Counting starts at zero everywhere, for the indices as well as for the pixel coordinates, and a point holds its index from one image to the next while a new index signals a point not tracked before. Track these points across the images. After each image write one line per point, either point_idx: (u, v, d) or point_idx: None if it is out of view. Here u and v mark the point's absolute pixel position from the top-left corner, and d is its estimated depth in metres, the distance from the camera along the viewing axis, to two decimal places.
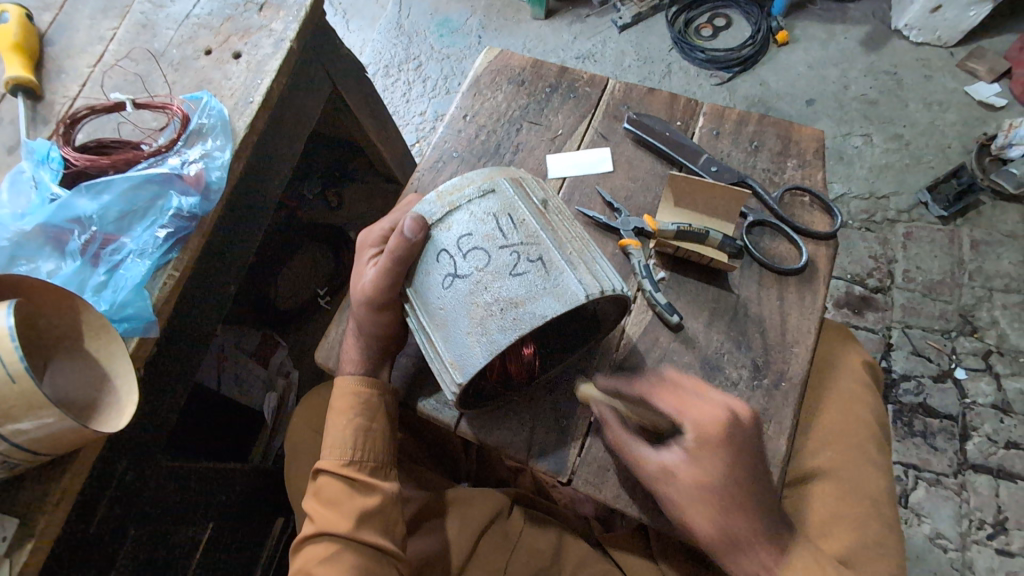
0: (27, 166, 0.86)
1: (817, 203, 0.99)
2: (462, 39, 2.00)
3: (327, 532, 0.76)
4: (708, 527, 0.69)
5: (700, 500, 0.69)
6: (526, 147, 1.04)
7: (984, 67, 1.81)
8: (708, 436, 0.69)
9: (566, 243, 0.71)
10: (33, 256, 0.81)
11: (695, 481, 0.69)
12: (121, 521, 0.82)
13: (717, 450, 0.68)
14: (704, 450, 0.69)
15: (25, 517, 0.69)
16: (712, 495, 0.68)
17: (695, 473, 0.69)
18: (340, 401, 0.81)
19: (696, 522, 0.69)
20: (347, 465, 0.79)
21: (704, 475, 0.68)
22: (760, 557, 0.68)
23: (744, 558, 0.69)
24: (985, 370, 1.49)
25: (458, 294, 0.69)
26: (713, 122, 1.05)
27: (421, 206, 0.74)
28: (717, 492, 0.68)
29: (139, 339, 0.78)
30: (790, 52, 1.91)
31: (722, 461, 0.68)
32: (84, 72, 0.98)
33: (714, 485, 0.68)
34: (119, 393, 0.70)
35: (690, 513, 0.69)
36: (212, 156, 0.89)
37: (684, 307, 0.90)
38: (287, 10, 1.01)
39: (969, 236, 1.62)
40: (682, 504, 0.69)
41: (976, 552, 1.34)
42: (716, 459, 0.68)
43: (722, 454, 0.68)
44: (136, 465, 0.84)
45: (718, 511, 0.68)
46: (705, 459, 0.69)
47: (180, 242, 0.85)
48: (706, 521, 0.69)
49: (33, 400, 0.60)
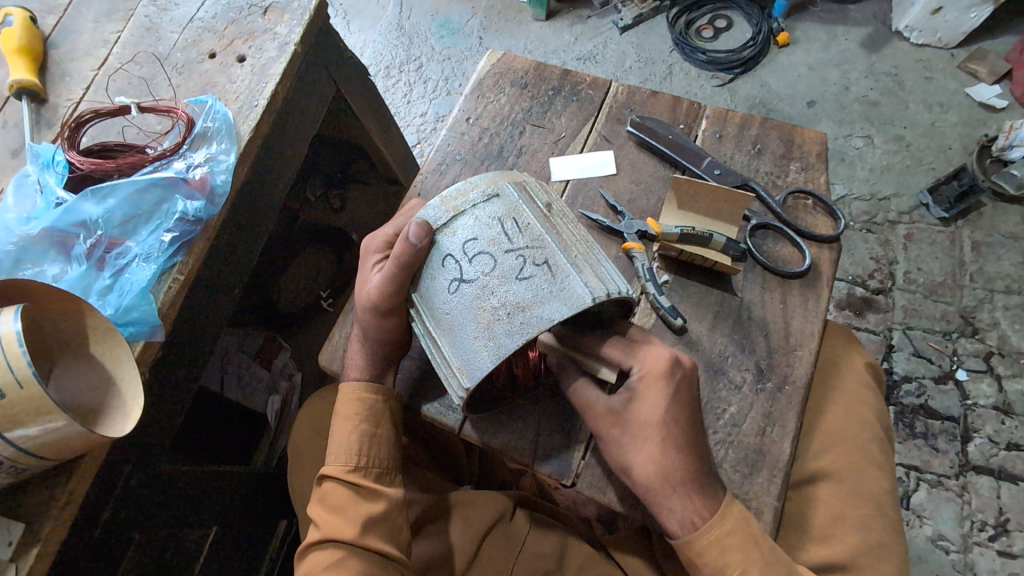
0: (33, 171, 0.87)
1: (820, 205, 0.99)
2: (463, 40, 2.00)
3: (332, 539, 0.77)
4: (643, 462, 0.71)
5: (638, 436, 0.72)
6: (530, 150, 1.04)
7: (984, 68, 1.81)
8: (652, 375, 0.71)
9: (571, 247, 0.71)
10: (38, 260, 0.81)
11: (638, 419, 0.72)
12: (126, 526, 0.82)
13: (658, 388, 0.71)
14: (647, 389, 0.71)
15: (31, 523, 0.69)
16: (651, 432, 0.71)
17: (639, 413, 0.72)
18: (344, 407, 0.81)
19: (632, 457, 0.72)
20: (353, 471, 0.80)
21: (647, 414, 0.72)
22: (690, 498, 0.69)
23: (677, 501, 0.70)
24: (986, 371, 1.49)
25: (464, 299, 0.69)
26: (716, 125, 1.05)
27: (426, 211, 0.74)
28: (654, 429, 0.71)
29: (144, 343, 0.79)
30: (791, 54, 1.92)
31: (664, 400, 0.71)
32: (88, 75, 0.98)
33: (653, 422, 0.71)
34: (125, 397, 0.70)
35: (628, 450, 0.72)
36: (217, 159, 0.89)
37: (688, 310, 0.90)
38: (291, 13, 1.01)
39: (969, 237, 1.63)
40: (623, 441, 0.73)
41: (978, 554, 1.34)
42: (657, 397, 0.71)
43: (663, 392, 0.71)
44: (142, 470, 0.84)
45: (654, 446, 0.71)
46: (648, 398, 0.71)
47: (185, 245, 0.85)
48: (642, 458, 0.71)
49: (41, 404, 0.60)
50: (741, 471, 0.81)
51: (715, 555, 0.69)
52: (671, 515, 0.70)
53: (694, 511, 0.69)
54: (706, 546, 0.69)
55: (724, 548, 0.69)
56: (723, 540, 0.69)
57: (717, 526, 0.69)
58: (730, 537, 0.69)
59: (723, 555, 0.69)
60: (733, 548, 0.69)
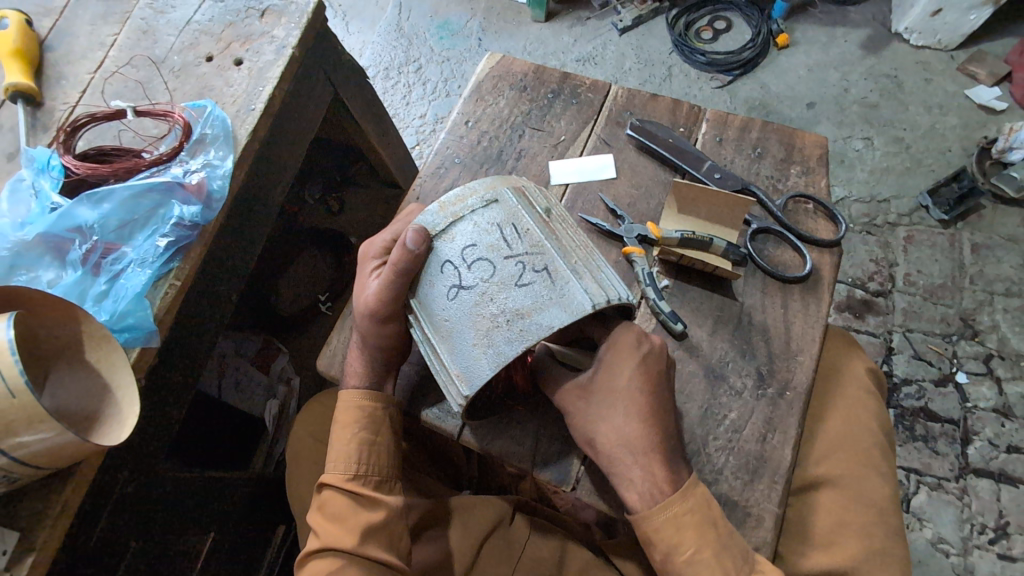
0: (27, 175, 0.86)
1: (820, 210, 0.98)
2: (462, 42, 1.99)
3: (331, 548, 0.76)
4: (606, 430, 0.71)
5: (604, 406, 0.72)
6: (529, 153, 1.04)
7: (984, 70, 1.81)
8: (620, 346, 0.73)
9: (571, 252, 0.70)
10: (32, 265, 0.81)
11: (606, 390, 0.72)
12: (122, 533, 0.82)
13: (626, 357, 0.72)
14: (615, 358, 0.73)
15: (26, 531, 0.69)
16: (616, 400, 0.72)
17: (607, 384, 0.73)
18: (343, 415, 0.81)
19: (596, 426, 0.72)
20: (352, 480, 0.79)
21: (615, 383, 0.72)
22: (651, 469, 0.69)
23: (637, 471, 0.70)
24: (986, 374, 1.49)
25: (462, 306, 0.69)
26: (715, 128, 1.05)
27: (424, 217, 0.74)
28: (621, 397, 0.72)
29: (140, 349, 0.78)
30: (791, 55, 1.91)
31: (630, 367, 0.72)
32: (84, 78, 0.98)
33: (619, 391, 0.72)
34: (121, 405, 0.69)
35: (593, 419, 0.72)
36: (214, 165, 0.88)
37: (689, 315, 0.90)
38: (289, 17, 1.01)
39: (969, 239, 1.62)
40: (589, 412, 0.72)
41: (978, 558, 1.34)
42: (623, 366, 0.72)
43: (629, 361, 0.72)
44: (137, 477, 0.83)
45: (618, 413, 0.71)
46: (616, 369, 0.72)
47: (182, 251, 0.84)
48: (606, 426, 0.71)
49: (34, 412, 0.59)
50: (741, 479, 0.80)
51: (669, 532, 0.68)
52: (630, 486, 0.70)
53: (654, 484, 0.69)
54: (663, 524, 0.68)
55: (679, 526, 0.68)
56: (679, 518, 0.68)
57: (678, 503, 0.68)
58: (688, 515, 0.68)
59: (678, 533, 0.68)
60: (690, 527, 0.68)
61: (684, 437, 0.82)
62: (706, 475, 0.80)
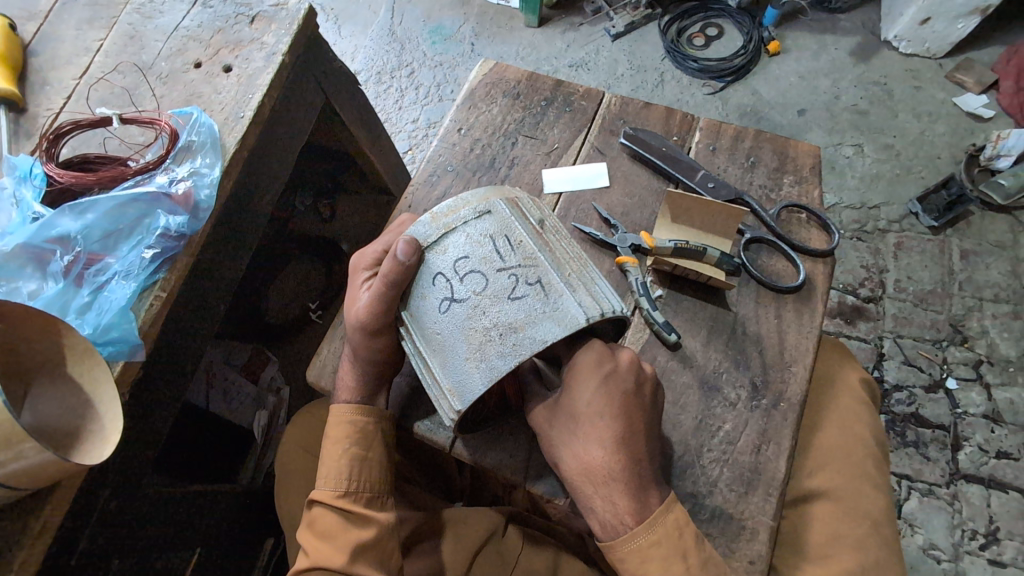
0: (9, 183, 0.85)
1: (814, 220, 0.98)
2: (455, 46, 1.98)
3: (320, 566, 0.74)
4: (569, 458, 0.70)
5: (568, 430, 0.70)
6: (522, 162, 1.03)
7: (971, 78, 1.83)
8: (580, 366, 0.69)
9: (564, 265, 0.70)
10: (12, 276, 0.79)
11: (569, 412, 0.70)
12: (104, 551, 0.79)
13: (585, 379, 0.69)
14: (575, 380, 0.70)
15: (4, 551, 0.67)
16: (577, 425, 0.69)
17: (570, 405, 0.70)
18: (335, 430, 0.79)
19: (559, 452, 0.71)
20: (342, 496, 0.78)
21: (577, 405, 0.69)
22: (612, 499, 0.68)
23: (598, 501, 0.69)
24: (976, 380, 1.50)
25: (454, 319, 0.68)
26: (709, 137, 1.05)
27: (415, 227, 0.73)
28: (582, 420, 0.69)
29: (124, 362, 0.76)
30: (780, 62, 1.92)
31: (588, 390, 0.68)
32: (68, 84, 0.96)
33: (580, 415, 0.69)
34: (103, 421, 0.67)
35: (556, 443, 0.71)
36: (201, 173, 0.87)
37: (682, 325, 0.89)
38: (280, 23, 1.00)
39: (958, 246, 1.63)
40: (553, 438, 0.71)
41: (969, 564, 1.34)
42: (583, 387, 0.69)
43: (588, 382, 0.69)
44: (120, 494, 0.81)
45: (579, 439, 0.69)
46: (576, 390, 0.69)
47: (168, 262, 0.83)
48: (567, 451, 0.70)
49: (12, 432, 0.57)
50: (735, 491, 0.80)
51: (635, 562, 0.67)
52: (594, 515, 0.70)
53: (617, 515, 0.68)
54: (628, 555, 0.68)
55: (646, 558, 0.67)
56: (646, 551, 0.67)
57: (642, 535, 0.67)
58: (656, 546, 0.67)
59: (644, 564, 0.67)
60: (656, 558, 0.67)
61: (676, 450, 0.81)
62: (700, 488, 0.80)
